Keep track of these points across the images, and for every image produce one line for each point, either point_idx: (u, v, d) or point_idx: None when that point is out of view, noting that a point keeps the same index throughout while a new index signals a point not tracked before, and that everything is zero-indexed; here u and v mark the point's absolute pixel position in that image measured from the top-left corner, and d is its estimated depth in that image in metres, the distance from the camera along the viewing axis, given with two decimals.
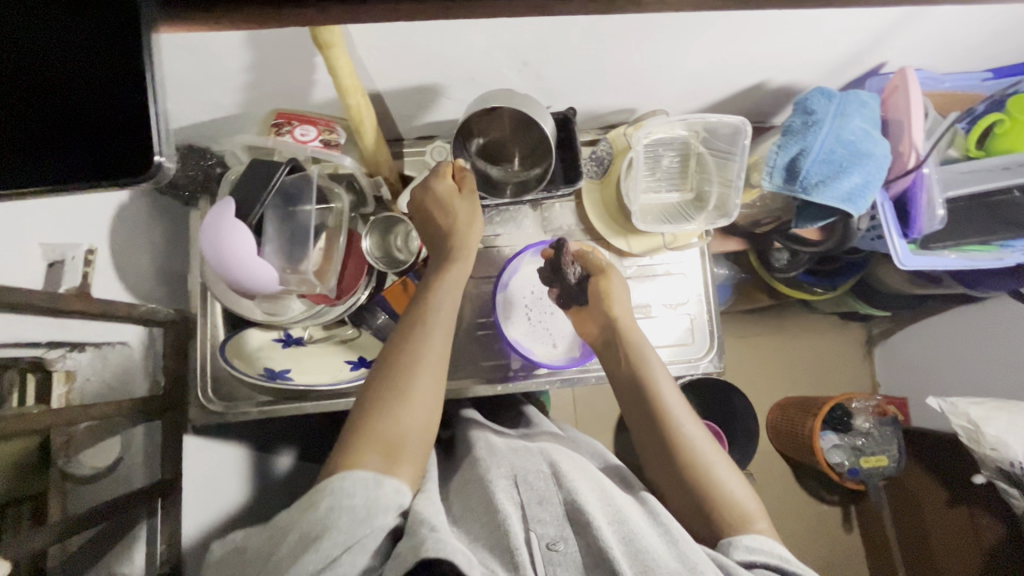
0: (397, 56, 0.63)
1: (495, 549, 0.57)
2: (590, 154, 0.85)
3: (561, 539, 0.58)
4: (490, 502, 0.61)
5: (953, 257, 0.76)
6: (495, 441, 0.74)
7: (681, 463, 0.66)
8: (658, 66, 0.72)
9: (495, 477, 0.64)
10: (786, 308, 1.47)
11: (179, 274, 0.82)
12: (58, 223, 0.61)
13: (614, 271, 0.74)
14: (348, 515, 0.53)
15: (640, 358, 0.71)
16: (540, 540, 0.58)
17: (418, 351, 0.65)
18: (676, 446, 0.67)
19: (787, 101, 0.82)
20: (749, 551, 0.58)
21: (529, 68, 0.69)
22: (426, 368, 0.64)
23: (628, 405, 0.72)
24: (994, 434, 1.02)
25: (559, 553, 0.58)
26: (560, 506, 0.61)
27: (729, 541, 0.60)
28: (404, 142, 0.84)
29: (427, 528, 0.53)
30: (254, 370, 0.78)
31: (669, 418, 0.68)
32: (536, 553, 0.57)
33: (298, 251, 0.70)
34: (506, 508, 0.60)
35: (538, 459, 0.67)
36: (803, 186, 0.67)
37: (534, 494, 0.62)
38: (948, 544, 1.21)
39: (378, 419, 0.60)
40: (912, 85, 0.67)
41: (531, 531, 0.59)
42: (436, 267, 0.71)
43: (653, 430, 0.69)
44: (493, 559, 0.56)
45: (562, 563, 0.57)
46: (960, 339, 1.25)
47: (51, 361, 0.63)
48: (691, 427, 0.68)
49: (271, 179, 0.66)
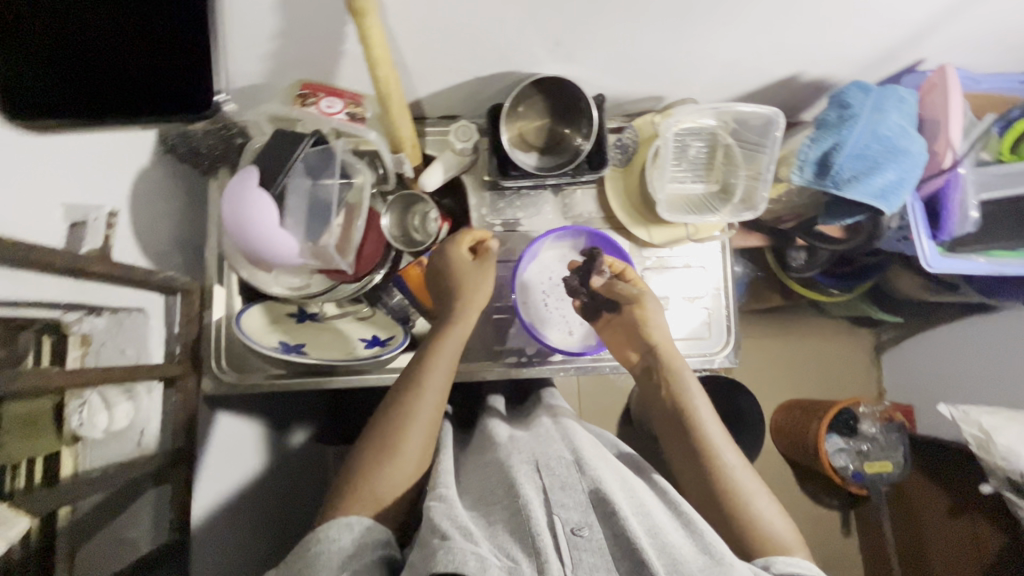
0: (429, 29, 0.62)
1: (517, 534, 0.55)
2: (614, 141, 0.82)
3: (586, 524, 0.56)
4: (510, 486, 0.60)
5: (982, 262, 0.74)
6: (515, 434, 0.73)
7: (717, 489, 0.65)
8: (691, 52, 0.70)
9: (515, 464, 0.63)
10: (796, 309, 1.45)
11: (196, 243, 0.82)
12: (80, 183, 0.60)
13: (648, 296, 0.74)
14: (337, 556, 0.55)
15: (679, 381, 0.71)
16: (564, 524, 0.56)
17: (409, 415, 0.66)
18: (714, 471, 0.65)
19: (819, 95, 0.80)
20: (787, 565, 0.57)
21: (561, 48, 0.68)
22: (410, 447, 0.65)
23: (666, 428, 0.72)
24: (1005, 444, 1.01)
25: (584, 539, 0.55)
26: (583, 493, 0.59)
27: (764, 561, 0.59)
28: (427, 121, 0.83)
29: (439, 538, 0.53)
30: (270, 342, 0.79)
31: (710, 446, 0.67)
32: (560, 538, 0.55)
33: (319, 223, 0.69)
34: (527, 493, 0.58)
35: (560, 446, 0.67)
36: (835, 181, 0.66)
37: (556, 480, 0.61)
38: (948, 553, 1.20)
39: (367, 479, 0.63)
40: (951, 84, 0.66)
41: (554, 514, 0.57)
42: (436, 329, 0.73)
43: (689, 453, 0.68)
44: (513, 544, 0.54)
45: (587, 548, 0.54)
46: (972, 348, 1.24)
47: (68, 324, 0.62)
48: (731, 454, 0.67)
49: (296, 150, 0.66)
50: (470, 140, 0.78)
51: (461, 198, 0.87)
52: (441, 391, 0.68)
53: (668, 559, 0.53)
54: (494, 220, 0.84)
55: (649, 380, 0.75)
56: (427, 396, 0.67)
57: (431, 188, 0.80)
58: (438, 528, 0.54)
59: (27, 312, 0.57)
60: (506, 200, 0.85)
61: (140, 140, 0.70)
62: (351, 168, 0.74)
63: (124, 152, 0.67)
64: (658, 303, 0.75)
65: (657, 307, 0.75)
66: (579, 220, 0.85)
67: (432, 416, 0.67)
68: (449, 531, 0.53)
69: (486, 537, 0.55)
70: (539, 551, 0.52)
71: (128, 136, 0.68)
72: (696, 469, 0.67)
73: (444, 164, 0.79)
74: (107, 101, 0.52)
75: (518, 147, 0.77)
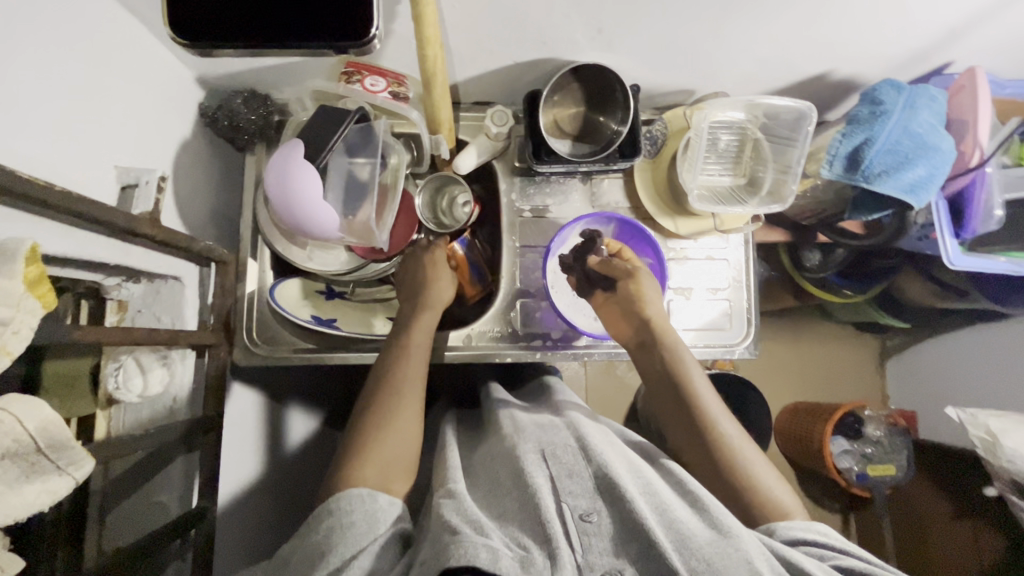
0: (479, 10, 0.63)
1: (527, 526, 0.55)
2: (644, 132, 0.84)
3: (594, 510, 0.56)
4: (519, 475, 0.60)
5: (1003, 261, 0.77)
6: (519, 419, 0.74)
7: (719, 460, 0.67)
8: (729, 45, 0.71)
9: (523, 453, 0.64)
10: (805, 312, 1.47)
11: (228, 218, 0.83)
12: (127, 146, 0.61)
13: (642, 272, 0.74)
14: (349, 530, 0.55)
15: (672, 358, 0.72)
16: (573, 512, 0.56)
17: (400, 384, 0.68)
18: (713, 442, 0.67)
19: (846, 94, 0.82)
20: (790, 529, 0.59)
21: (603, 36, 0.69)
22: (408, 417, 0.66)
23: (663, 404, 0.73)
24: (1012, 447, 1.01)
25: (593, 524, 0.55)
26: (590, 480, 0.59)
27: (768, 528, 0.61)
28: (462, 106, 0.85)
29: (450, 536, 0.52)
30: (303, 316, 0.81)
31: (708, 418, 0.69)
32: (569, 525, 0.54)
33: (360, 198, 0.71)
34: (537, 481, 0.59)
35: (566, 435, 0.67)
36: (865, 176, 0.68)
37: (563, 468, 0.61)
38: (950, 556, 1.21)
39: (373, 444, 0.63)
40: (980, 85, 0.68)
41: (562, 502, 0.57)
42: (410, 311, 0.75)
43: (689, 425, 0.69)
44: (524, 532, 0.54)
45: (596, 534, 0.54)
46: (979, 353, 1.24)
47: (108, 289, 0.65)
48: (727, 424, 0.69)
49: (342, 125, 0.67)
50: (506, 125, 0.79)
51: (490, 184, 0.88)
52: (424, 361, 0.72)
53: (677, 536, 0.53)
54: (523, 205, 0.86)
55: (642, 354, 0.75)
56: (411, 377, 0.69)
57: (465, 170, 0.81)
58: (447, 525, 0.54)
59: (71, 275, 0.59)
60: (535, 187, 0.86)
61: (184, 111, 0.72)
62: (388, 149, 0.76)
63: (167, 122, 0.68)
64: (651, 278, 0.76)
65: (651, 282, 0.76)
66: (606, 209, 0.86)
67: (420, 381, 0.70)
68: (460, 526, 0.54)
69: (499, 528, 0.56)
70: (549, 539, 0.52)
71: (173, 108, 0.69)
72: (698, 442, 0.68)
73: (478, 148, 0.81)
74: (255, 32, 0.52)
75: (552, 132, 0.79)
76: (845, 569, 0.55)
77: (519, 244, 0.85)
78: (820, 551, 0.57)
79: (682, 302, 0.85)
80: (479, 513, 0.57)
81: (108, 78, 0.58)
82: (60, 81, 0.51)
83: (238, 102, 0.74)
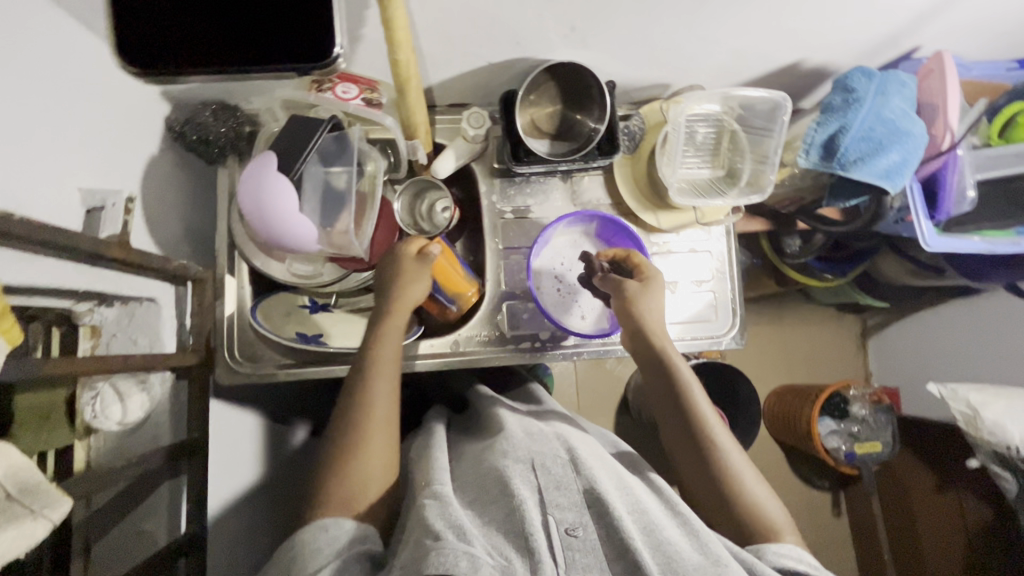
0: (449, 13, 0.62)
1: (511, 535, 0.55)
2: (622, 128, 0.83)
3: (580, 524, 0.57)
4: (504, 485, 0.60)
5: (977, 241, 0.79)
6: (509, 422, 0.73)
7: (710, 463, 0.67)
8: (702, 38, 0.71)
9: (509, 463, 0.63)
10: (787, 297, 1.48)
11: (201, 234, 0.80)
12: (91, 167, 0.59)
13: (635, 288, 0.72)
14: (314, 557, 0.55)
15: (667, 360, 0.71)
16: (559, 525, 0.56)
17: (363, 415, 0.65)
18: (706, 445, 0.68)
19: (819, 82, 0.83)
20: (779, 556, 0.59)
21: (576, 34, 0.68)
22: (372, 450, 0.63)
23: (665, 414, 0.72)
24: (992, 420, 1.03)
25: (579, 539, 0.56)
26: (578, 494, 0.60)
27: (756, 548, 0.61)
28: (437, 109, 0.83)
29: (431, 539, 0.52)
30: (288, 335, 0.79)
31: (708, 434, 0.69)
32: (555, 539, 0.55)
33: (336, 208, 0.69)
34: (522, 493, 0.58)
35: (556, 444, 0.67)
36: (841, 163, 0.69)
37: (552, 480, 0.61)
38: (937, 526, 1.24)
39: (334, 480, 0.61)
40: (948, 69, 0.70)
41: (549, 515, 0.57)
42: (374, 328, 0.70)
43: (682, 428, 0.70)
44: (509, 544, 0.54)
45: (582, 549, 0.55)
46: (956, 330, 1.27)
47: (79, 315, 0.63)
48: (727, 442, 0.69)
49: (315, 134, 0.66)
50: (483, 127, 0.78)
51: (470, 186, 0.87)
52: (391, 383, 0.67)
53: (664, 559, 0.54)
54: (504, 207, 0.85)
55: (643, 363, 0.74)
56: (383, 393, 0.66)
57: (443, 175, 0.80)
58: (430, 530, 0.54)
59: (39, 303, 0.57)
60: (516, 187, 0.85)
61: (149, 128, 0.70)
62: (363, 156, 0.75)
63: (133, 140, 0.66)
64: (649, 288, 0.73)
65: (649, 293, 0.73)
66: (588, 207, 0.86)
67: (385, 406, 0.66)
68: (442, 531, 0.53)
69: (483, 535, 0.55)
70: (534, 553, 0.53)
71: (138, 125, 0.67)
72: (690, 445, 0.69)
73: (456, 151, 0.80)
74: (212, 57, 0.48)
75: (530, 133, 0.78)
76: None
77: (503, 246, 0.85)
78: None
79: (667, 295, 0.85)
80: (464, 518, 0.56)
81: (66, 100, 0.56)
82: (18, 108, 0.50)
83: (206, 115, 0.72)
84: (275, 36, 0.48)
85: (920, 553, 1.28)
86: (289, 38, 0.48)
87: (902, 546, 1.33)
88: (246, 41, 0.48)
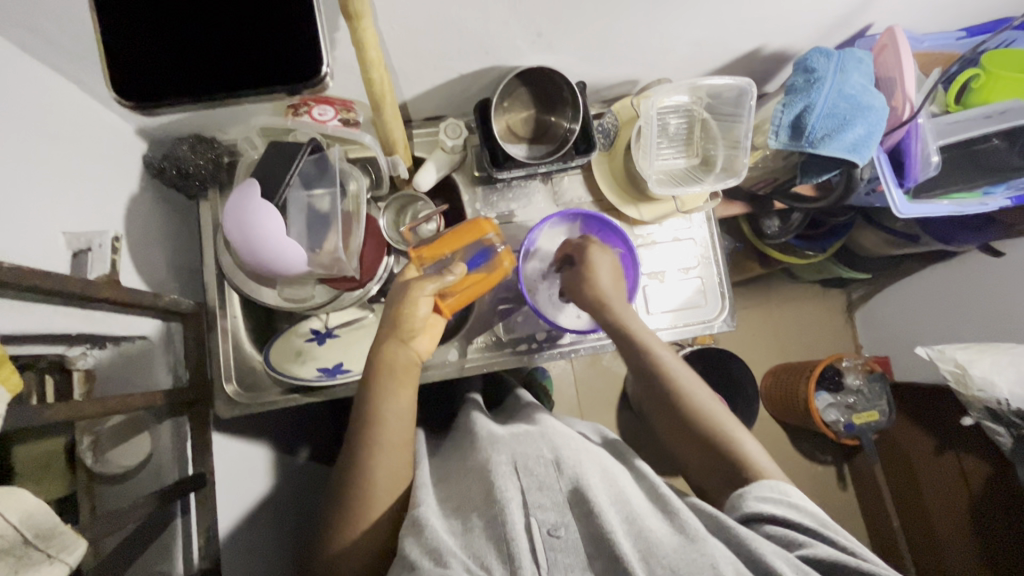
0: (419, 29, 0.64)
1: (493, 540, 0.56)
2: (596, 126, 0.86)
3: (562, 524, 0.58)
4: (489, 490, 0.61)
5: (946, 205, 0.81)
6: (495, 429, 0.74)
7: (696, 431, 0.71)
8: (664, 33, 0.74)
9: (495, 465, 0.64)
10: (773, 278, 1.51)
11: (187, 269, 0.80)
12: (74, 211, 0.59)
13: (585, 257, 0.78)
14: None
15: (644, 347, 0.74)
16: (540, 526, 0.58)
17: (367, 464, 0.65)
18: (689, 415, 0.72)
19: (780, 66, 0.85)
20: (758, 502, 0.61)
21: (543, 39, 0.70)
22: (379, 496, 0.64)
23: (662, 415, 0.75)
24: (981, 375, 1.06)
25: (560, 539, 0.57)
26: (561, 493, 0.61)
27: (740, 494, 0.63)
28: (413, 124, 0.85)
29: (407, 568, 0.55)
30: (310, 373, 0.77)
31: (707, 421, 0.71)
32: (537, 540, 0.56)
33: (322, 231, 0.70)
34: (506, 492, 0.60)
35: (541, 445, 0.67)
36: (810, 141, 0.71)
37: (534, 480, 0.62)
38: (941, 488, 1.26)
39: (346, 526, 0.64)
40: (901, 42, 0.72)
41: (531, 516, 0.58)
42: (378, 376, 0.68)
43: (670, 411, 0.74)
44: (489, 550, 0.55)
45: (563, 549, 0.56)
46: (937, 293, 1.31)
47: (73, 360, 0.61)
48: (729, 424, 0.71)
49: (295, 158, 0.66)
50: (460, 137, 0.79)
51: (452, 196, 0.89)
52: (397, 429, 0.67)
53: (643, 545, 0.55)
54: (488, 213, 0.86)
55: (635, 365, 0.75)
56: (388, 420, 0.66)
57: (426, 187, 0.81)
58: (408, 560, 0.55)
59: (33, 351, 0.56)
60: (498, 194, 0.87)
61: (127, 167, 0.69)
62: (345, 175, 0.75)
63: (114, 180, 0.67)
64: (599, 257, 0.79)
65: (599, 260, 0.79)
66: (570, 206, 0.87)
67: (389, 454, 0.66)
68: (418, 560, 0.55)
69: (461, 547, 0.56)
70: (512, 557, 0.54)
71: (118, 164, 0.68)
72: (677, 417, 0.73)
73: (436, 163, 0.81)
74: (199, 85, 0.48)
75: (507, 139, 0.79)
76: (809, 560, 0.54)
77: None
78: (788, 536, 0.57)
79: (655, 286, 0.87)
80: (443, 538, 0.57)
81: (45, 147, 0.56)
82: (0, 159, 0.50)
83: (184, 149, 0.72)
84: (260, 59, 0.48)
85: (929, 515, 1.29)
86: (273, 61, 0.48)
87: (912, 512, 1.33)
88: (241, 69, 0.48)
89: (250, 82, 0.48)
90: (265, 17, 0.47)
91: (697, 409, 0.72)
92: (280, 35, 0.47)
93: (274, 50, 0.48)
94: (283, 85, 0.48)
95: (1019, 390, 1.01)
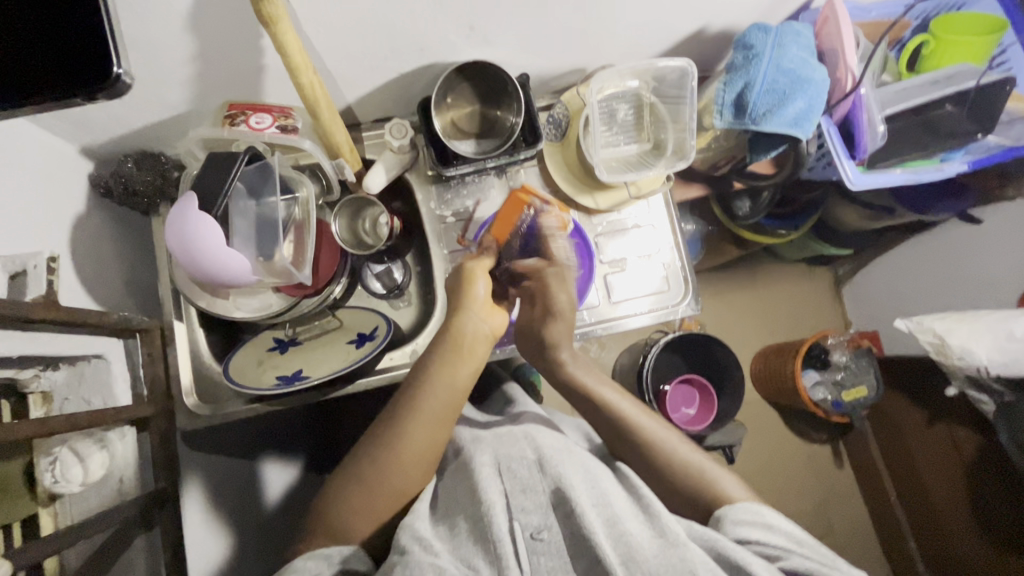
0: (344, 31, 0.63)
1: (477, 542, 0.59)
2: (546, 118, 0.86)
3: (545, 527, 0.60)
4: (473, 492, 0.63)
5: (901, 173, 0.81)
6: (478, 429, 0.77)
7: (638, 448, 0.73)
8: (602, 19, 0.73)
9: (477, 465, 0.67)
10: (756, 259, 1.50)
11: (141, 287, 0.80)
12: (10, 235, 0.59)
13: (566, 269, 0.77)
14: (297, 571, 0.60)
15: (586, 384, 0.77)
16: (524, 530, 0.60)
17: (400, 439, 0.67)
18: (637, 438, 0.73)
19: (728, 44, 0.84)
20: (736, 525, 0.62)
21: (477, 32, 0.70)
22: (378, 498, 0.66)
23: (615, 443, 0.75)
24: (959, 344, 1.03)
25: (544, 542, 0.59)
26: (545, 495, 0.63)
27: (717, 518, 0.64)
28: (363, 126, 0.85)
29: (398, 555, 0.58)
30: (267, 383, 0.75)
31: (658, 446, 0.72)
32: (521, 544, 0.59)
33: (267, 241, 0.70)
34: (490, 497, 0.62)
35: (523, 445, 0.69)
36: (752, 118, 0.71)
37: (517, 483, 0.64)
38: (929, 461, 1.25)
39: (336, 517, 0.66)
40: (841, 14, 0.71)
41: (515, 520, 0.61)
42: (432, 352, 0.71)
43: (621, 436, 0.74)
44: (476, 553, 0.58)
45: (546, 552, 0.58)
46: (921, 265, 1.29)
47: (25, 383, 0.61)
48: (682, 449, 0.73)
49: (231, 170, 0.66)
50: (405, 137, 0.79)
51: (409, 197, 0.89)
52: (439, 407, 0.68)
53: (625, 550, 0.56)
54: (443, 212, 0.86)
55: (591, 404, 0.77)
56: (436, 391, 0.68)
57: (375, 188, 0.81)
58: (398, 548, 0.59)
59: None
60: (452, 191, 0.86)
61: (71, 187, 0.70)
62: (293, 182, 0.76)
63: (56, 201, 0.67)
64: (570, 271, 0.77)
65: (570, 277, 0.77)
66: None
67: (424, 428, 0.68)
68: (407, 547, 0.58)
69: (448, 549, 0.59)
70: (499, 557, 0.56)
71: (60, 186, 0.68)
72: (618, 437, 0.74)
73: (385, 164, 0.81)
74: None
75: (453, 135, 0.79)
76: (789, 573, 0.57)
77: (448, 250, 0.86)
78: (765, 549, 0.59)
79: (614, 274, 0.86)
80: (431, 533, 0.61)
81: None
82: None
83: (128, 167, 0.73)
84: (61, 61, 0.43)
85: (922, 489, 1.27)
86: (75, 60, 0.43)
87: (904, 485, 1.32)
88: (33, 76, 0.43)
89: (54, 83, 0.43)
90: (46, 12, 0.42)
91: (646, 434, 0.73)
92: (83, 27, 0.42)
93: (74, 41, 0.42)
94: (88, 87, 0.43)
95: (998, 357, 0.98)
